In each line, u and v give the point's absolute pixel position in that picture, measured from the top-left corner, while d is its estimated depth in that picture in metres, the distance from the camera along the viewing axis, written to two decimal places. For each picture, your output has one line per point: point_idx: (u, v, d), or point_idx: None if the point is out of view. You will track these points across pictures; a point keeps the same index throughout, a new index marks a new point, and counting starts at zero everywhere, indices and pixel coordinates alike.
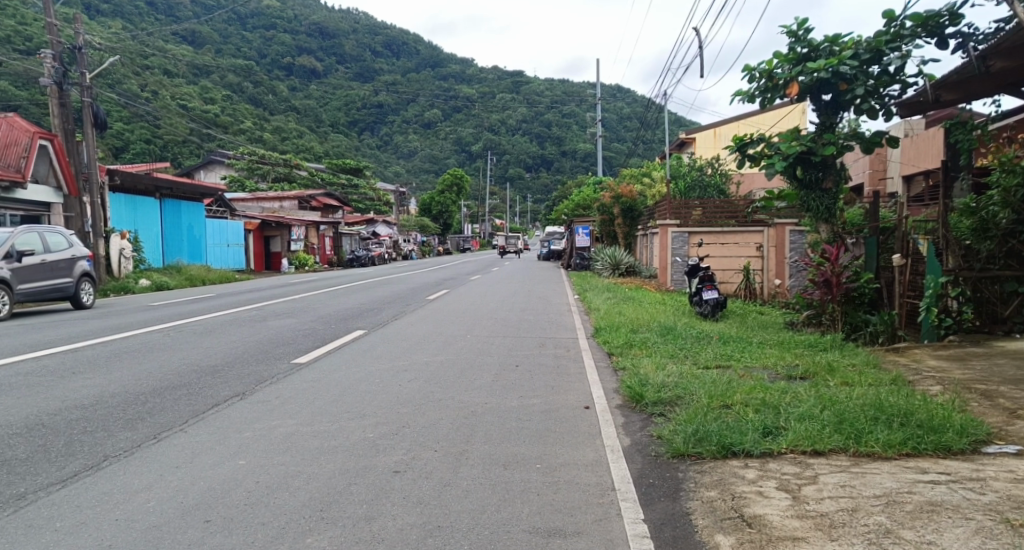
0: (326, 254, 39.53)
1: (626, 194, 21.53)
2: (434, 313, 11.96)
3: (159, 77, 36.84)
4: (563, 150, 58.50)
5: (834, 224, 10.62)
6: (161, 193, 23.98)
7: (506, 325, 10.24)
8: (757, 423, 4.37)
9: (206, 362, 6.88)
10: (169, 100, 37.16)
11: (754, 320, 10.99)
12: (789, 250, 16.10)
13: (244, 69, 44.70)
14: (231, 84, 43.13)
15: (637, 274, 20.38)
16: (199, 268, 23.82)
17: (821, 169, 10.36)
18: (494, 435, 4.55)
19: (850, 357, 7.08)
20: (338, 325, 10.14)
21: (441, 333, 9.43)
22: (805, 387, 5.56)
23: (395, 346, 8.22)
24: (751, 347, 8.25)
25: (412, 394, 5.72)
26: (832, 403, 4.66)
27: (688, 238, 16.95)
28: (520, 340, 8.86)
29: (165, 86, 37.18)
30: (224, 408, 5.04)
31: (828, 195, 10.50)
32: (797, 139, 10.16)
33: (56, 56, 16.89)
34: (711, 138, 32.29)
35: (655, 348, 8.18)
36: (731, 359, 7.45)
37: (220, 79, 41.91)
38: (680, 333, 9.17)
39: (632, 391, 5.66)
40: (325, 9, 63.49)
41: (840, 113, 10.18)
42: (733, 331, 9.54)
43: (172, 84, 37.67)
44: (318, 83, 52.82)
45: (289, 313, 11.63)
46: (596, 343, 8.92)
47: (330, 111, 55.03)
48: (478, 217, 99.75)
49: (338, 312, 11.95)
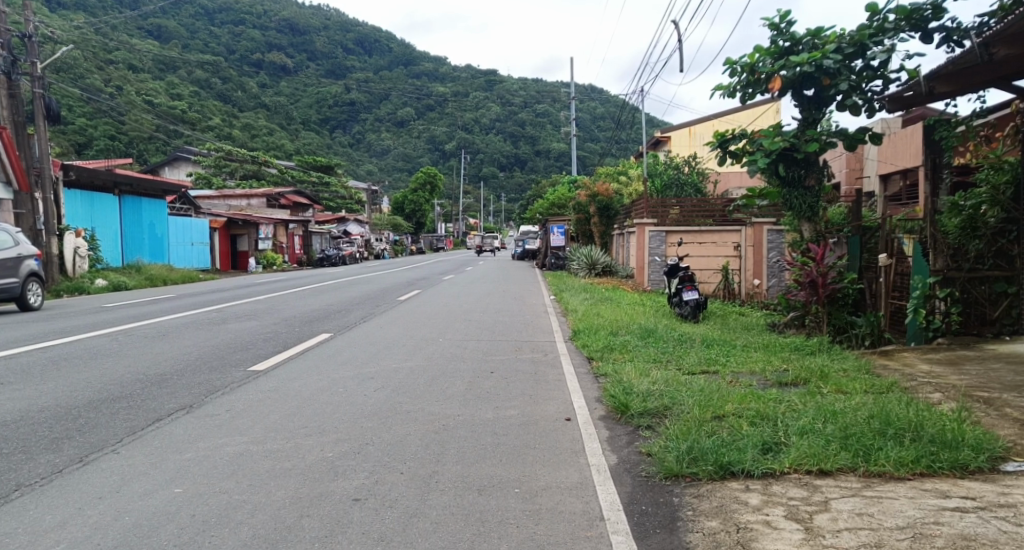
0: (296, 253, 38.65)
1: (601, 192, 21.21)
2: (405, 315, 11.46)
3: (124, 72, 35.69)
4: (537, 149, 58.34)
5: (817, 223, 10.41)
6: (120, 189, 22.98)
7: (481, 328, 9.78)
8: (755, 438, 4.01)
9: (154, 370, 6.28)
10: (135, 95, 35.88)
11: (736, 321, 10.70)
12: (766, 250, 15.90)
13: (212, 66, 44.37)
14: (200, 80, 43.31)
15: (613, 274, 20.08)
16: (161, 267, 22.89)
17: (804, 166, 10.16)
18: (467, 454, 4.12)
19: (840, 362, 6.80)
20: (303, 328, 9.57)
21: (411, 337, 8.94)
22: (799, 396, 5.24)
23: (363, 351, 7.71)
24: (736, 350, 7.92)
25: (378, 406, 5.24)
26: (832, 414, 4.34)
27: (665, 237, 16.71)
28: (496, 344, 8.42)
29: (131, 81, 36.04)
30: (167, 424, 4.50)
31: (811, 192, 10.27)
32: (780, 135, 9.95)
33: (4, 44, 15.94)
34: (685, 137, 32.27)
35: (636, 352, 7.81)
36: (716, 363, 7.11)
37: (187, 74, 42.04)
38: (662, 335, 8.82)
39: (616, 400, 5.26)
40: (295, 4, 62.17)
41: (823, 109, 10.01)
42: (717, 334, 9.23)
43: (138, 79, 36.54)
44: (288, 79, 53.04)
45: (252, 314, 11.01)
46: (574, 347, 8.53)
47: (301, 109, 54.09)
48: (451, 216, 98.99)
49: (304, 314, 11.35)
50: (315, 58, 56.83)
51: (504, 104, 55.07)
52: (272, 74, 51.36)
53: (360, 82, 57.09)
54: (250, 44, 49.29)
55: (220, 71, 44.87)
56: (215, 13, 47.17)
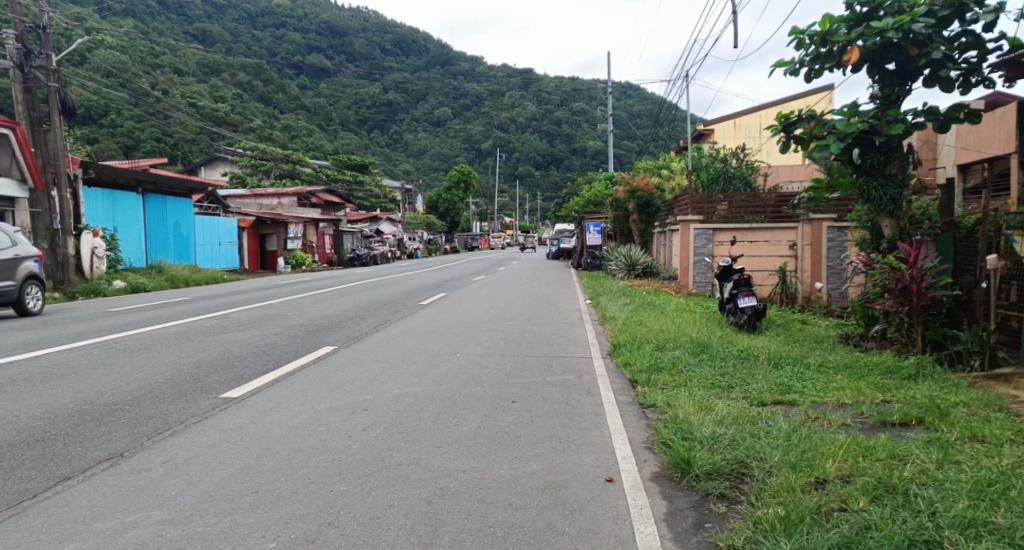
0: (326, 253, 37.96)
1: (642, 187, 19.72)
2: (423, 322, 10.34)
3: (169, 75, 36.09)
4: (574, 148, 57.08)
5: (900, 218, 8.82)
6: (143, 188, 22.52)
7: (505, 340, 8.59)
8: (894, 534, 2.67)
9: (107, 398, 5.24)
10: (179, 97, 36.08)
11: (800, 332, 9.26)
12: (826, 249, 14.19)
13: (255, 68, 44.48)
14: (242, 82, 42.88)
15: (654, 275, 18.64)
16: (184, 267, 22.38)
17: (883, 150, 8.61)
18: (467, 545, 2.89)
19: (955, 393, 5.32)
20: (306, 340, 8.51)
21: (425, 351, 7.80)
22: (924, 447, 3.88)
23: (364, 370, 6.59)
24: (811, 372, 6.53)
25: (364, 455, 4.06)
26: (1008, 497, 2.94)
27: (713, 235, 15.32)
28: (522, 361, 7.23)
29: (175, 84, 36.33)
30: (71, 488, 3.42)
31: (893, 182, 8.69)
32: (857, 115, 8.42)
33: (17, 36, 15.41)
34: (730, 129, 30.39)
35: (690, 374, 6.51)
36: (791, 392, 5.77)
37: (230, 77, 41.81)
38: (718, 352, 7.48)
39: (673, 453, 3.95)
40: (334, 5, 61.76)
41: (908, 84, 8.45)
42: (782, 348, 7.84)
43: (182, 82, 36.81)
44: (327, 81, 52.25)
45: (257, 322, 10.06)
46: (615, 366, 7.25)
47: (339, 109, 53.71)
48: (486, 214, 98.13)
49: (313, 321, 10.32)
50: (353, 60, 55.42)
51: (540, 103, 53.90)
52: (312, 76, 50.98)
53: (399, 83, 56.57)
54: (290, 47, 48.81)
55: (261, 74, 44.92)
56: (256, 16, 46.95)
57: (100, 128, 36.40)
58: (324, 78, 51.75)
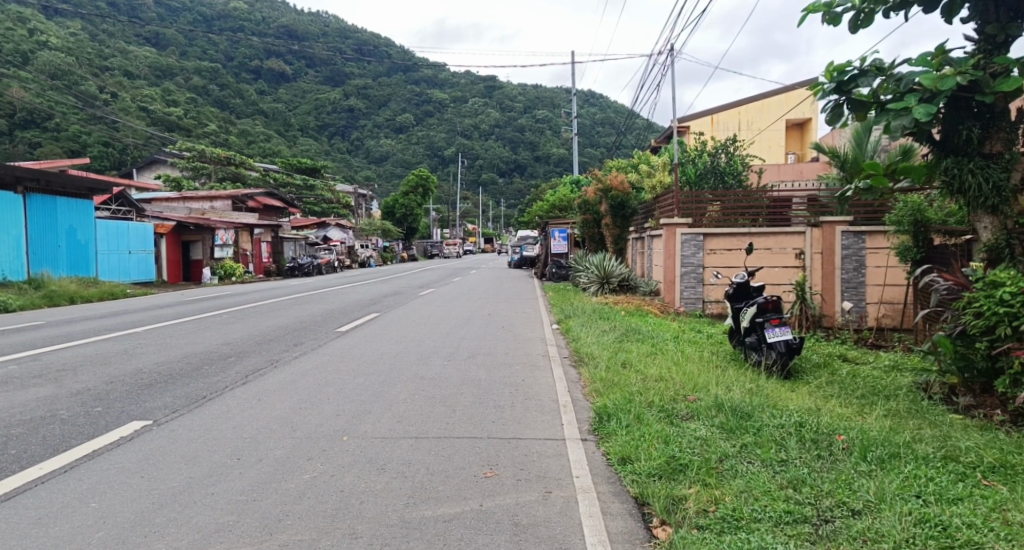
0: (263, 262, 34.08)
1: (615, 184, 17.01)
2: (322, 367, 7.22)
3: (119, 78, 34.71)
4: (537, 155, 54.32)
5: (1006, 215, 6.05)
6: (23, 187, 18.86)
7: (429, 404, 5.58)
8: None
9: None
10: (128, 101, 34.32)
11: (857, 380, 6.60)
12: (840, 257, 11.76)
13: (211, 72, 42.86)
14: (198, 86, 41.56)
15: (632, 288, 15.79)
16: (74, 281, 18.74)
17: (982, 118, 5.97)
18: None
19: None
20: (114, 407, 5.29)
21: (296, 431, 4.76)
22: None
23: (139, 492, 3.49)
24: (950, 479, 3.73)
25: None
26: None
27: (704, 242, 12.58)
28: (446, 456, 4.27)
29: (125, 87, 34.48)
30: None
31: (997, 165, 5.98)
32: (948, 66, 5.71)
33: None
34: (708, 124, 27.74)
35: (742, 489, 3.67)
36: (960, 543, 2.98)
37: (184, 81, 40.56)
38: (769, 431, 4.67)
39: None
40: (292, 7, 57.24)
41: (1021, 21, 5.78)
42: (855, 419, 5.12)
43: (133, 85, 35.45)
44: (286, 86, 51.47)
45: (72, 369, 6.75)
46: (604, 459, 4.37)
47: (300, 116, 51.78)
48: (448, 221, 94.07)
49: (161, 367, 7.08)
50: (313, 65, 53.22)
51: (503, 109, 51.90)
52: (270, 81, 49.92)
53: (360, 87, 53.97)
54: (248, 52, 46.69)
55: (217, 78, 43.51)
56: (212, 19, 44.11)
57: (44, 132, 32.46)
58: (284, 83, 50.81)
